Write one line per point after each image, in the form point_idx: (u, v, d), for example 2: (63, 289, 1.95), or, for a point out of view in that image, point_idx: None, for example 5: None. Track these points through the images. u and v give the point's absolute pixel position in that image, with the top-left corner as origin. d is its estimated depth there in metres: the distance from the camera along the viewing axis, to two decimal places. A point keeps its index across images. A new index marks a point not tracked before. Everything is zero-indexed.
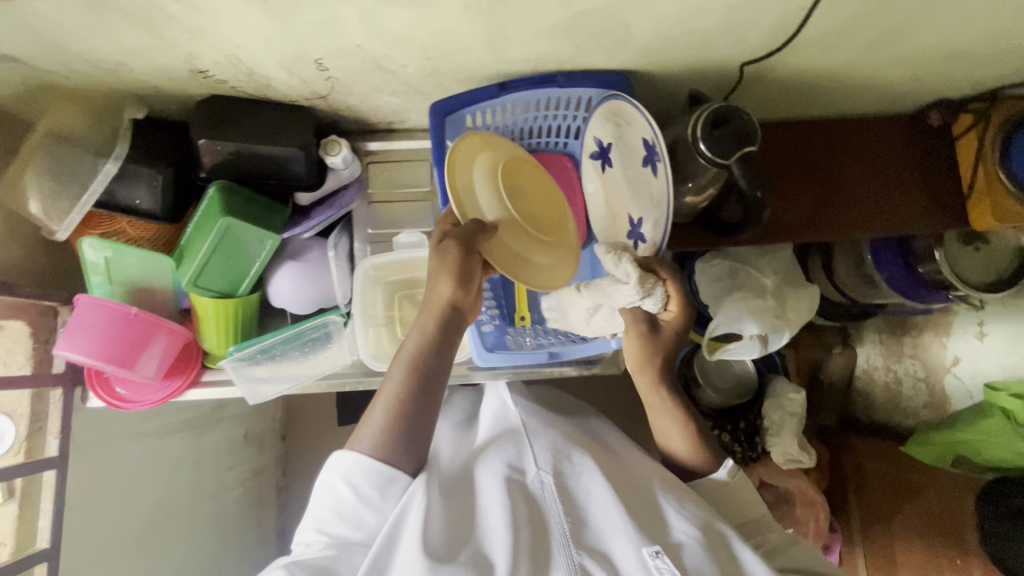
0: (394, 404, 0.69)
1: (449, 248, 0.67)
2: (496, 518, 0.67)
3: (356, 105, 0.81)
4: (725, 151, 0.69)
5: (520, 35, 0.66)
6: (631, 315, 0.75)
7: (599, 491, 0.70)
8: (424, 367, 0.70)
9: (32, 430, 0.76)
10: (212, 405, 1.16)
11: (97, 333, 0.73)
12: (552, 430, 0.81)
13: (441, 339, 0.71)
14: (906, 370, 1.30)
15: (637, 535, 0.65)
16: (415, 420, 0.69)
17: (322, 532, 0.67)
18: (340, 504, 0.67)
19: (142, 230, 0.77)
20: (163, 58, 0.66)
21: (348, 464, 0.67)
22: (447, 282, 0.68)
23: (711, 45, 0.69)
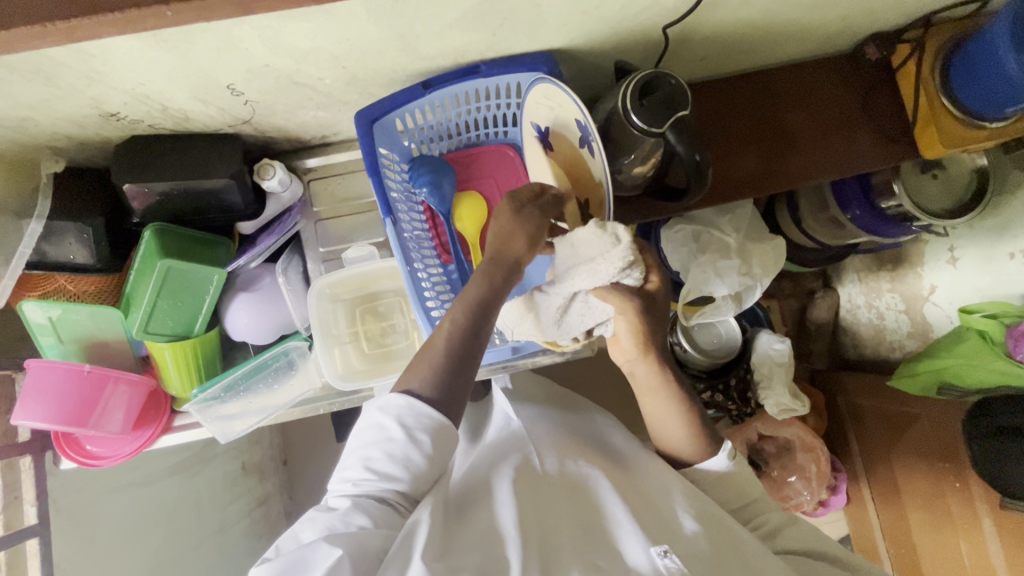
0: (454, 349, 0.64)
1: (529, 213, 0.66)
2: (506, 517, 0.64)
3: (283, 125, 0.79)
4: (657, 120, 0.67)
5: (430, 29, 0.64)
6: (618, 298, 0.68)
7: (610, 495, 0.69)
8: (485, 312, 0.65)
9: (9, 501, 0.76)
10: (200, 444, 1.14)
11: (53, 396, 0.72)
12: (558, 442, 0.81)
13: (503, 293, 0.66)
14: (887, 304, 1.30)
15: (648, 536, 0.63)
16: (460, 370, 0.64)
17: (370, 470, 0.62)
18: (388, 443, 0.61)
19: (82, 284, 0.75)
20: (67, 107, 0.63)
21: (400, 406, 0.62)
22: (522, 241, 0.65)
23: (628, 12, 0.67)
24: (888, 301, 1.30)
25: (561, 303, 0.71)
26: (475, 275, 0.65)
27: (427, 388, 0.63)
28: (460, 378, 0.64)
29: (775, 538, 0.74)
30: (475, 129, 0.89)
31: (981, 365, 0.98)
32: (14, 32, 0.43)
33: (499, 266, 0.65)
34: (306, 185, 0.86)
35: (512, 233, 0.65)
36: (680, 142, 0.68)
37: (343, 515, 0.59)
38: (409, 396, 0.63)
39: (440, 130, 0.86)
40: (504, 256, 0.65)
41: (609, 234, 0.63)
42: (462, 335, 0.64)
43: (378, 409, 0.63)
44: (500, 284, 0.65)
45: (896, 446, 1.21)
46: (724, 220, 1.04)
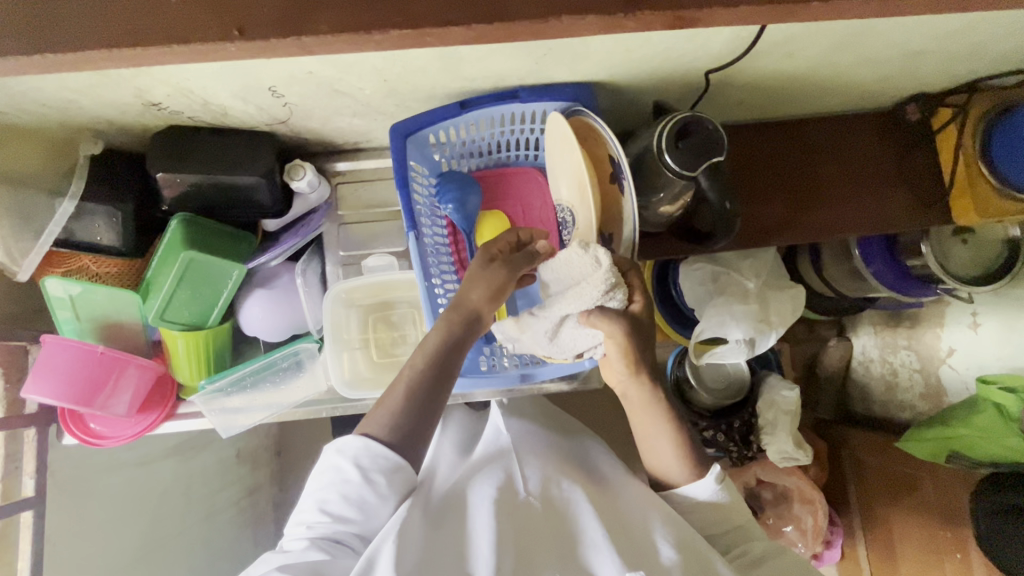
0: (412, 397, 0.66)
1: (497, 268, 0.69)
2: (483, 541, 0.63)
3: (318, 128, 0.80)
4: (692, 163, 0.66)
5: (474, 54, 0.65)
6: (610, 326, 0.70)
7: (588, 519, 0.69)
8: (445, 361, 0.68)
9: (8, 471, 0.76)
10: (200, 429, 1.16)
11: (63, 375, 0.71)
12: (543, 460, 0.80)
13: (462, 343, 0.70)
14: (901, 361, 1.27)
15: (623, 560, 0.63)
16: (420, 419, 0.66)
17: (325, 512, 0.63)
18: (344, 485, 0.62)
19: (105, 266, 0.75)
20: (112, 94, 0.65)
21: (357, 447, 0.63)
22: (481, 292, 0.69)
23: (671, 55, 0.67)
24: (903, 358, 1.27)
25: (548, 328, 0.73)
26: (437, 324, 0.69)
27: (386, 432, 0.65)
28: (420, 425, 0.66)
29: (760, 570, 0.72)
30: (505, 150, 0.88)
31: (992, 440, 0.96)
32: (78, 50, 0.44)
33: (456, 315, 0.69)
34: (333, 187, 0.87)
35: (478, 278, 0.69)
36: (713, 189, 0.68)
37: (299, 554, 0.60)
38: (367, 439, 0.64)
39: (471, 148, 0.86)
40: (466, 302, 0.69)
41: (591, 255, 0.68)
42: (420, 387, 0.67)
43: (336, 450, 0.64)
44: (460, 331, 0.69)
45: (898, 504, 1.18)
46: (745, 263, 1.04)
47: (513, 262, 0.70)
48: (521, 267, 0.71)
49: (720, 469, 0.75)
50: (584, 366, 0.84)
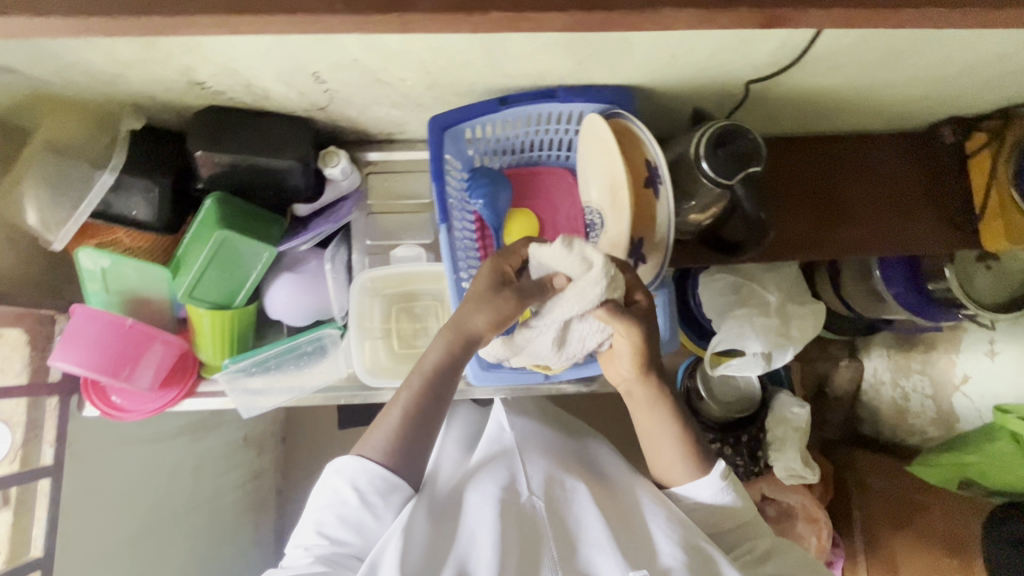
0: (411, 417, 0.68)
1: (506, 298, 0.67)
2: (484, 539, 0.64)
3: (355, 117, 0.80)
4: (729, 171, 0.67)
5: (518, 50, 0.65)
6: (624, 327, 0.68)
7: (590, 517, 0.69)
8: (441, 382, 0.70)
9: (28, 438, 0.77)
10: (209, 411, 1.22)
11: (89, 344, 0.71)
12: (545, 457, 0.80)
13: (461, 364, 0.71)
14: (914, 386, 1.26)
15: (625, 557, 0.63)
16: (416, 439, 0.68)
17: (322, 535, 0.64)
18: (342, 507, 0.64)
19: (138, 240, 0.77)
20: (159, 70, 0.66)
21: (354, 469, 0.65)
22: (484, 320, 0.68)
23: (712, 63, 0.67)
24: (916, 382, 1.26)
25: (554, 335, 0.71)
26: (434, 345, 0.70)
27: (383, 453, 0.67)
28: (416, 446, 0.68)
29: (763, 567, 0.71)
30: (538, 150, 0.88)
31: (1009, 467, 0.94)
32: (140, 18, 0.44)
33: (459, 336, 0.69)
34: (364, 178, 0.88)
35: (484, 303, 0.67)
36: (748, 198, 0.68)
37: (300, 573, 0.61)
38: (364, 460, 0.66)
39: (504, 146, 0.86)
40: (466, 326, 0.68)
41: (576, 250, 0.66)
42: (415, 410, 0.68)
43: (333, 473, 0.66)
44: (458, 354, 0.69)
45: (903, 527, 1.17)
46: (767, 277, 1.04)
47: (526, 289, 0.68)
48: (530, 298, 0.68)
49: (725, 466, 0.74)
50: None
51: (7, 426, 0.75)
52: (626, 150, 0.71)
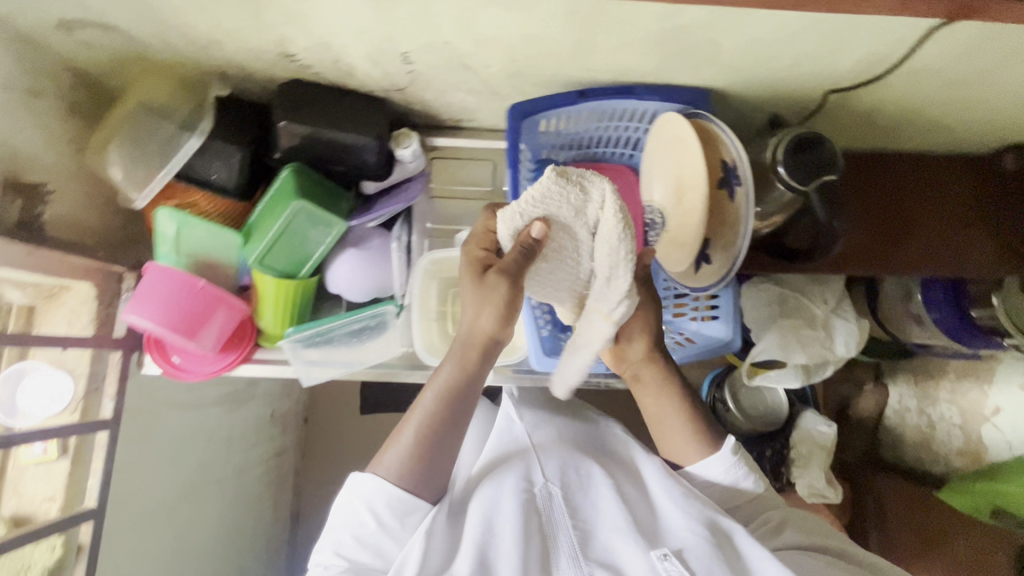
0: (426, 437, 0.66)
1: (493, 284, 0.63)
2: (505, 533, 0.64)
3: (429, 100, 0.82)
4: (806, 178, 0.68)
5: (608, 44, 0.66)
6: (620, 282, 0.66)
7: (607, 503, 0.69)
8: (459, 398, 0.67)
9: (89, 390, 0.78)
10: (245, 384, 1.22)
11: (163, 302, 0.73)
12: (558, 443, 0.79)
13: (478, 375, 0.67)
14: (942, 415, 1.21)
15: (645, 542, 0.64)
16: (433, 455, 0.66)
17: (341, 556, 0.63)
18: (359, 528, 0.63)
19: (213, 204, 0.78)
20: (254, 39, 0.67)
21: (369, 489, 0.63)
22: (489, 318, 0.64)
23: (796, 71, 0.68)
24: (943, 411, 1.21)
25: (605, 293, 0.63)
26: (448, 362, 0.67)
27: (398, 472, 0.64)
28: (433, 464, 0.66)
29: (778, 538, 0.69)
30: (602, 146, 0.89)
31: None
32: None
33: (471, 346, 0.66)
34: (428, 162, 0.90)
35: (489, 300, 0.63)
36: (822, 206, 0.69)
37: None
38: (379, 479, 0.64)
39: (571, 140, 0.87)
40: (472, 335, 0.66)
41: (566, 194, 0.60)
42: (430, 430, 0.66)
43: (349, 495, 0.65)
44: (476, 367, 0.67)
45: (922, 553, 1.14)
46: (814, 290, 1.03)
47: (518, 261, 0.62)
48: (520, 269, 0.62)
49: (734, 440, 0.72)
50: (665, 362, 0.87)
51: (69, 376, 0.76)
52: (706, 151, 0.71)
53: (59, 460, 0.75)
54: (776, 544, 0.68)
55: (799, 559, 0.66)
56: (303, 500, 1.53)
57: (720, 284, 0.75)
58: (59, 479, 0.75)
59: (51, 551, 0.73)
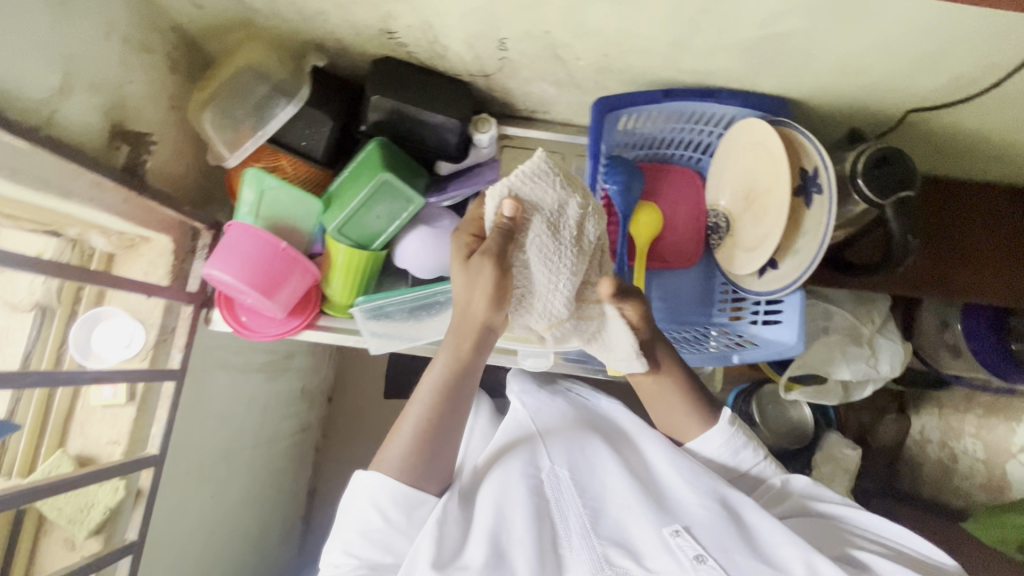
0: (424, 433, 0.64)
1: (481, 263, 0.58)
2: (517, 516, 0.66)
3: (511, 89, 0.84)
4: (886, 192, 0.69)
5: (703, 46, 0.68)
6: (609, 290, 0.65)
7: (617, 483, 0.70)
8: (455, 391, 0.65)
9: (159, 340, 0.80)
10: (283, 353, 1.24)
11: (244, 261, 0.74)
12: (560, 426, 0.79)
13: (475, 365, 0.65)
14: (965, 449, 1.20)
15: (656, 519, 0.65)
16: (436, 447, 0.65)
17: (352, 555, 0.64)
18: (368, 528, 0.64)
19: (298, 170, 0.81)
20: (361, 14, 0.70)
21: (374, 487, 0.63)
22: (483, 301, 0.59)
23: (880, 88, 0.70)
24: (967, 446, 1.20)
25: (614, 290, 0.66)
26: (443, 351, 0.65)
27: (399, 467, 0.64)
28: (435, 455, 0.65)
29: (780, 505, 0.72)
30: (670, 148, 0.92)
31: None
32: None
33: (467, 332, 0.62)
34: (499, 150, 0.92)
35: (475, 285, 0.59)
36: (899, 221, 0.70)
37: None
38: (382, 477, 0.64)
39: (641, 139, 0.89)
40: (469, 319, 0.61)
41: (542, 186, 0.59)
42: (430, 423, 0.64)
43: (353, 496, 0.65)
44: (471, 357, 0.64)
45: None
46: (862, 309, 1.04)
47: (501, 242, 0.58)
48: (501, 252, 0.59)
49: (731, 413, 0.73)
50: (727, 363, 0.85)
51: (141, 324, 0.78)
52: (788, 156, 0.73)
53: (127, 405, 0.77)
54: (775, 512, 0.72)
55: (800, 525, 0.69)
56: (320, 480, 1.53)
57: (787, 289, 0.75)
58: (124, 425, 0.76)
59: (114, 492, 0.74)
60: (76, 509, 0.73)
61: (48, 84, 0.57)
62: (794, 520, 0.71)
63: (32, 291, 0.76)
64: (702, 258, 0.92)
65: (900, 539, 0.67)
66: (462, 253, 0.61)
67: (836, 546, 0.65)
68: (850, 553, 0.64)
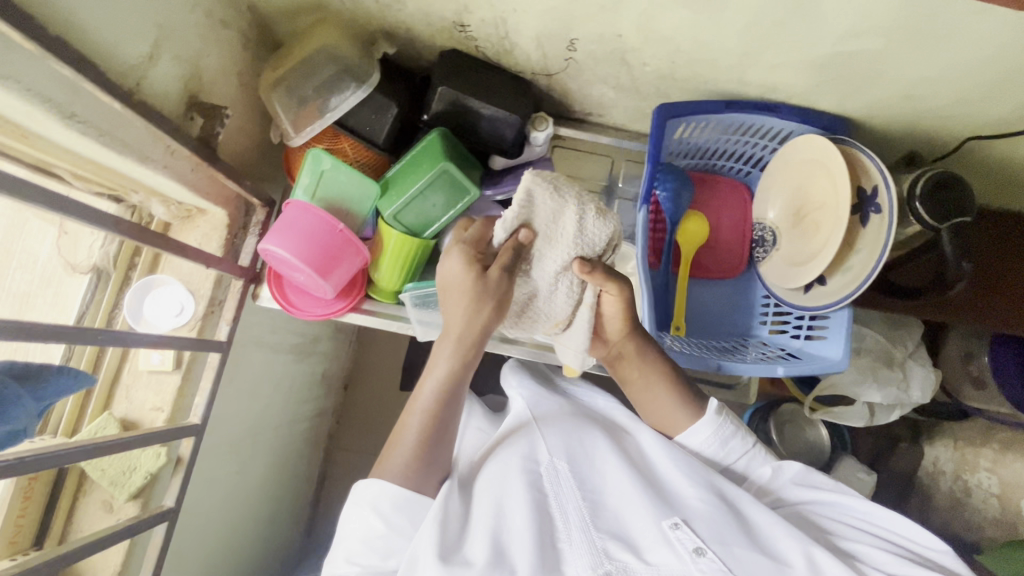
0: (428, 436, 0.66)
1: (493, 280, 0.64)
2: (516, 507, 0.63)
3: (571, 89, 0.85)
4: (941, 215, 0.69)
5: (772, 61, 0.70)
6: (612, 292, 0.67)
7: (617, 478, 0.68)
8: (455, 395, 0.68)
9: (208, 312, 0.80)
10: (311, 337, 1.25)
11: (301, 239, 0.75)
12: (559, 420, 0.77)
13: (472, 366, 0.69)
14: (978, 483, 1.11)
15: (655, 512, 0.62)
16: (437, 450, 0.66)
17: (354, 563, 0.62)
18: (370, 537, 0.61)
19: (358, 154, 0.83)
20: (437, 5, 0.71)
21: (375, 494, 0.62)
22: (490, 313, 0.65)
23: (944, 113, 0.71)
24: (981, 479, 1.11)
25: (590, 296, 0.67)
26: (442, 357, 0.67)
27: (401, 472, 0.64)
28: (435, 457, 0.66)
29: (770, 496, 0.72)
30: (721, 159, 0.93)
31: None
32: None
33: (467, 341, 0.67)
34: (551, 149, 0.94)
35: (483, 300, 0.64)
36: (955, 245, 0.70)
37: None
38: (383, 482, 0.63)
39: (694, 148, 0.90)
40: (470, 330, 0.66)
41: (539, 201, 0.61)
42: (431, 426, 0.66)
43: (354, 505, 0.63)
44: (468, 364, 0.68)
45: None
46: (895, 332, 1.04)
47: (510, 265, 0.64)
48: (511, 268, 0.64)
49: (717, 404, 0.71)
50: (774, 372, 0.82)
51: (192, 295, 0.80)
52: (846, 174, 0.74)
53: (173, 373, 0.78)
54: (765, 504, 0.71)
55: (790, 515, 0.69)
56: (331, 467, 1.53)
57: (834, 306, 0.75)
58: (169, 392, 0.77)
59: (156, 458, 0.76)
60: (118, 471, 0.74)
61: (140, 51, 0.59)
62: (782, 511, 0.70)
63: (90, 253, 0.78)
64: (744, 269, 0.93)
65: (884, 520, 0.67)
66: (470, 268, 0.65)
67: (819, 536, 0.65)
68: (839, 544, 0.64)
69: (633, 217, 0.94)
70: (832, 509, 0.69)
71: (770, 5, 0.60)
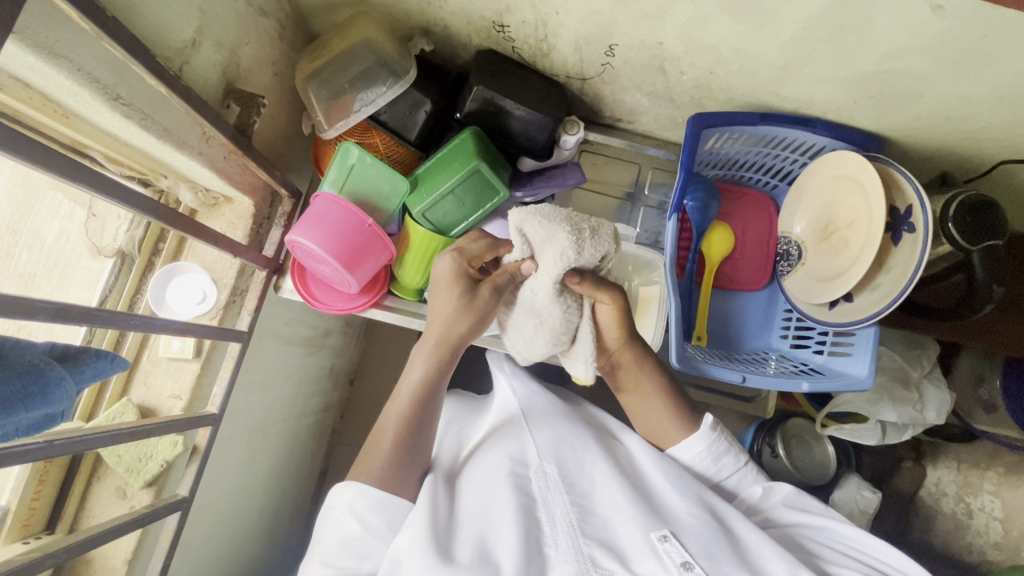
0: (403, 437, 0.64)
1: (485, 299, 0.66)
2: (503, 512, 0.59)
3: (603, 95, 0.85)
4: (973, 238, 0.69)
5: (813, 76, 0.70)
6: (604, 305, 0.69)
7: (606, 482, 0.64)
8: (431, 401, 0.67)
9: (229, 302, 0.79)
10: (322, 330, 1.24)
11: (327, 230, 0.74)
12: (553, 420, 0.74)
13: (447, 373, 0.69)
14: (980, 505, 1.10)
15: (645, 521, 0.59)
16: (412, 456, 0.64)
17: (329, 565, 0.59)
18: (345, 537, 0.59)
19: (390, 150, 0.82)
20: (479, 5, 0.71)
21: (351, 496, 0.60)
22: (467, 328, 0.67)
23: (980, 135, 0.71)
24: (983, 502, 1.10)
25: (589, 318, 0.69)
26: (418, 365, 0.66)
27: (378, 473, 0.62)
28: (410, 461, 0.64)
29: (760, 515, 0.70)
30: (749, 171, 0.93)
31: None
32: None
33: (445, 351, 0.67)
34: (579, 154, 0.94)
35: (470, 315, 0.66)
36: (986, 268, 0.69)
37: None
38: (361, 484, 0.60)
39: (723, 159, 0.90)
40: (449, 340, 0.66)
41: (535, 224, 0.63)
42: (407, 430, 0.64)
43: (332, 507, 0.61)
44: (443, 373, 0.67)
45: None
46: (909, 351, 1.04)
47: (499, 287, 0.67)
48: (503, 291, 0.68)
49: (713, 420, 0.71)
50: (797, 389, 0.82)
51: (215, 283, 0.79)
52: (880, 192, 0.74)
53: (192, 361, 0.77)
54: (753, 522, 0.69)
55: (780, 536, 0.67)
56: (335, 462, 1.52)
57: (860, 323, 0.75)
58: (188, 379, 0.77)
59: (172, 447, 0.75)
60: (134, 458, 0.74)
61: (183, 36, 0.58)
62: (772, 531, 0.68)
63: (116, 237, 0.78)
64: (767, 283, 0.93)
65: (875, 546, 0.64)
66: (458, 286, 0.67)
67: (806, 558, 0.63)
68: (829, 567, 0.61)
69: (658, 225, 0.94)
70: (820, 533, 0.67)
71: (817, 19, 0.60)
